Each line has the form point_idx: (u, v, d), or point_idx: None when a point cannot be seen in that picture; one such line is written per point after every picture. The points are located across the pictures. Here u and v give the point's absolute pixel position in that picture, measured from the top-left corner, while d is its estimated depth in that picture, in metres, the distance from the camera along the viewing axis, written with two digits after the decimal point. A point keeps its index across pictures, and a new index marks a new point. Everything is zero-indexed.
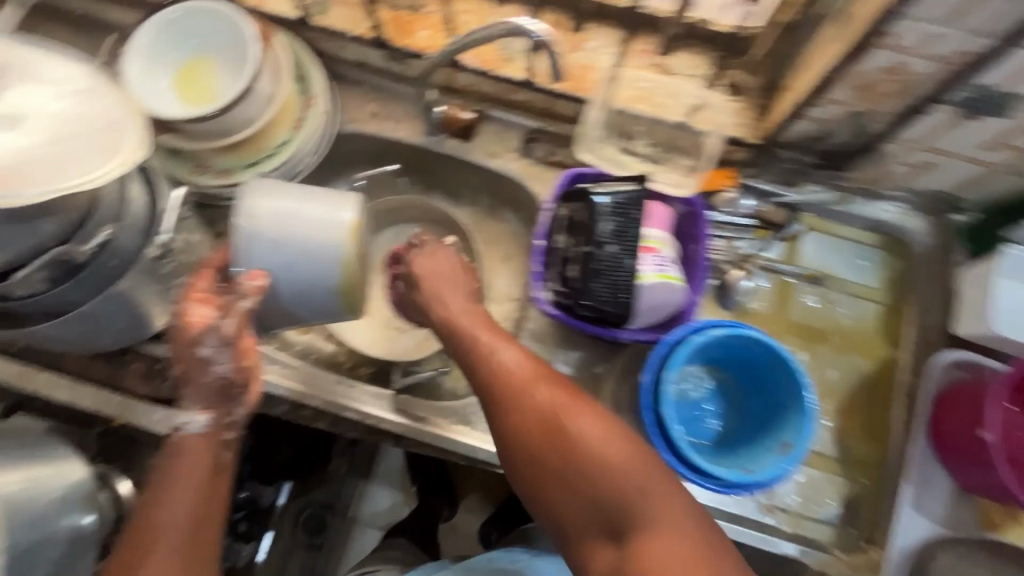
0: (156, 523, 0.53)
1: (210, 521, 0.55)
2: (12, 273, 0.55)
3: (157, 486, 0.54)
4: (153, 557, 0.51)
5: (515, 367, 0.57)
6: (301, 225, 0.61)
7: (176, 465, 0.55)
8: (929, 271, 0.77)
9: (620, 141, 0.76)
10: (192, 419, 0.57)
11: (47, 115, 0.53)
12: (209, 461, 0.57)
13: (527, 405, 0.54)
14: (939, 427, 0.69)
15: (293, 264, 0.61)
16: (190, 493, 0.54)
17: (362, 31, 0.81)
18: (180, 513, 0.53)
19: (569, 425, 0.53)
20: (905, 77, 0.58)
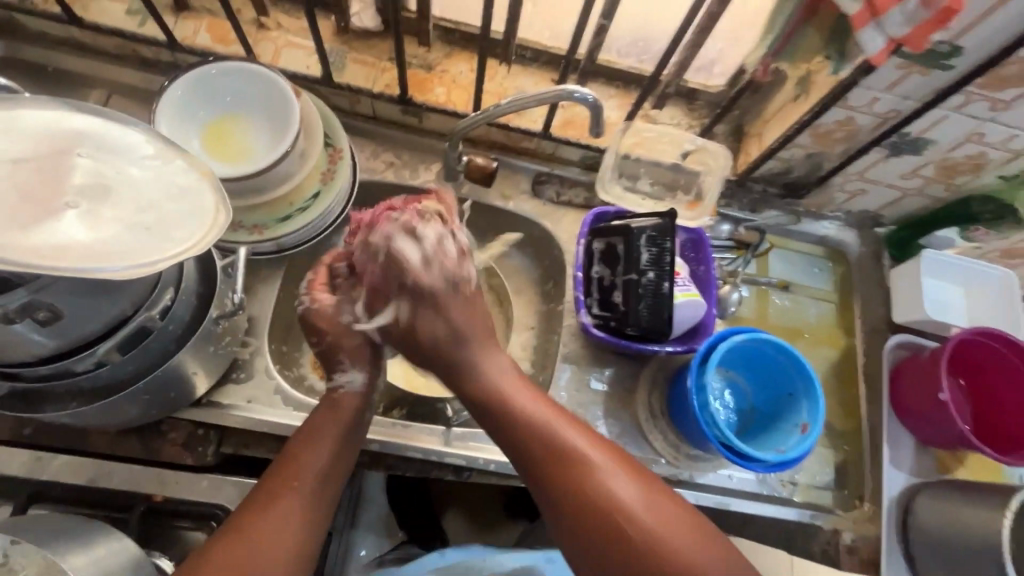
0: (301, 460, 0.58)
1: (339, 478, 0.60)
2: (85, 348, 0.53)
3: (308, 431, 0.61)
4: (293, 488, 0.56)
5: (541, 408, 0.60)
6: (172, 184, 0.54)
7: (325, 418, 0.63)
8: (865, 274, 0.96)
9: (625, 181, 0.88)
10: (352, 378, 0.67)
11: (124, 183, 0.52)
12: (348, 415, 0.64)
13: (558, 441, 0.57)
14: (899, 396, 0.86)
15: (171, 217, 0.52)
16: (335, 446, 0.61)
17: (380, 87, 0.85)
18: (321, 458, 0.59)
19: (589, 459, 0.56)
20: (852, 128, 0.76)
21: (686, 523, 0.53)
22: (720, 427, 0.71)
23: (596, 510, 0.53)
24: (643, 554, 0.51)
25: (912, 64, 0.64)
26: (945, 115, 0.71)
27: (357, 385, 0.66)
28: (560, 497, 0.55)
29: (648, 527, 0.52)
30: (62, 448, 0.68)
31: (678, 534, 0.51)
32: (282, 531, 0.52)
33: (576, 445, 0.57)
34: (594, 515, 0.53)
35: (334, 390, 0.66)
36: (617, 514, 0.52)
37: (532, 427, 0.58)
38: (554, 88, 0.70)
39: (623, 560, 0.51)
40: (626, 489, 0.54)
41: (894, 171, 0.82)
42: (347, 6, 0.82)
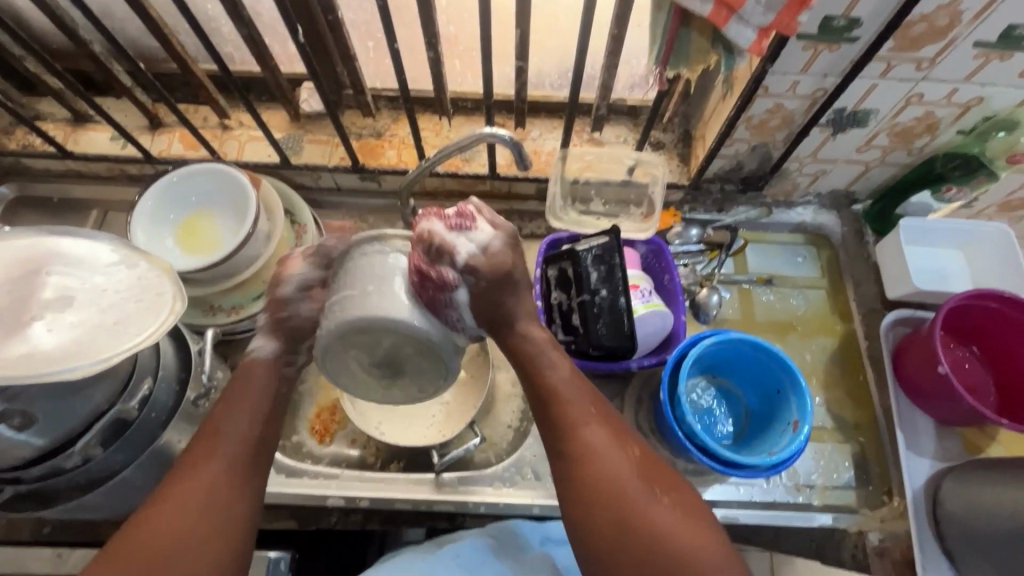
0: (219, 429, 0.58)
1: (266, 445, 0.60)
2: (72, 445, 0.58)
3: (226, 398, 0.61)
4: (212, 460, 0.56)
5: (563, 376, 0.62)
6: (137, 287, 0.59)
7: (244, 386, 0.62)
8: (852, 253, 0.92)
9: (579, 206, 0.89)
10: (259, 346, 0.64)
11: (91, 290, 0.58)
12: (273, 381, 0.63)
13: (564, 413, 0.60)
14: (904, 378, 0.80)
15: (132, 316, 0.57)
16: (245, 413, 0.60)
17: (335, 160, 0.91)
18: (241, 426, 0.59)
19: (593, 441, 0.58)
20: (784, 113, 0.75)
21: (701, 531, 0.54)
22: (699, 435, 0.69)
23: (610, 515, 0.55)
24: (654, 538, 0.53)
25: (818, 44, 0.64)
26: (874, 84, 0.69)
27: (266, 353, 0.64)
28: (582, 459, 0.57)
29: (650, 520, 0.54)
30: (78, 541, 0.74)
31: (694, 536, 0.53)
32: (205, 494, 0.54)
33: (596, 445, 0.58)
34: (606, 493, 0.56)
35: (246, 359, 0.64)
36: (628, 523, 0.54)
37: (571, 447, 0.58)
38: (478, 132, 0.73)
39: (619, 524, 0.54)
40: (638, 484, 0.56)
41: (847, 146, 0.80)
42: (294, 96, 0.90)
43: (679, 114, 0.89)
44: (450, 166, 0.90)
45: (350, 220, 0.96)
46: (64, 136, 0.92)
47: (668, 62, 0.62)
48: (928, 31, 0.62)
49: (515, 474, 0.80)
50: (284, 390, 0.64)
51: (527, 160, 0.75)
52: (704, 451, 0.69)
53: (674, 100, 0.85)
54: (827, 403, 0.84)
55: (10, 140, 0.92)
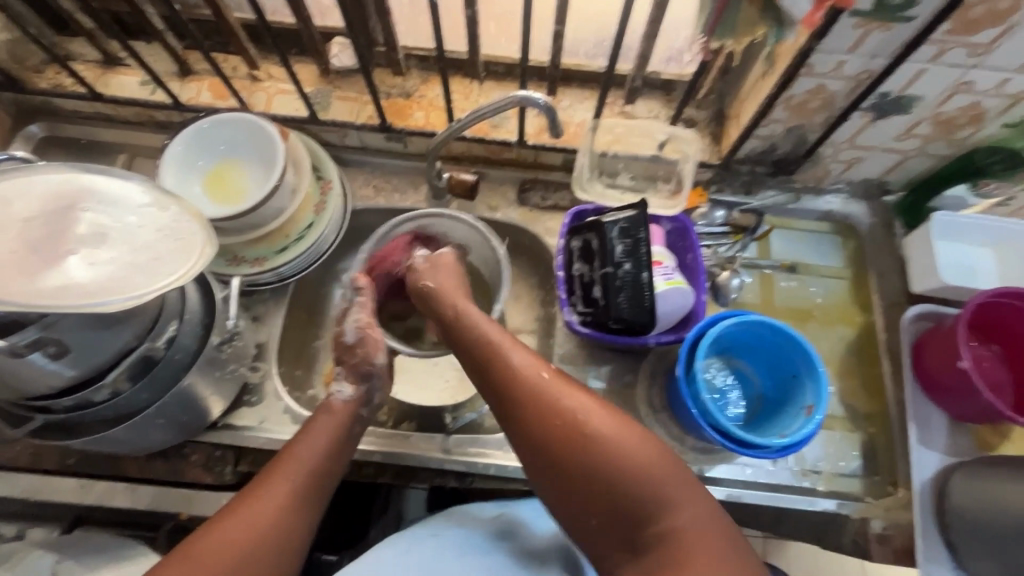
0: (294, 455, 0.63)
1: (326, 477, 0.63)
2: (101, 379, 0.60)
3: (301, 431, 0.66)
4: (285, 482, 0.60)
5: (497, 332, 0.65)
6: (171, 230, 0.60)
7: (310, 424, 0.66)
8: (879, 245, 0.91)
9: (605, 179, 0.88)
10: (342, 388, 0.69)
11: (125, 229, 0.59)
12: (341, 425, 0.67)
13: (506, 365, 0.61)
14: (924, 372, 0.79)
15: (166, 256, 0.58)
16: (320, 445, 0.64)
17: (363, 118, 0.90)
18: (314, 454, 0.63)
19: (536, 378, 0.59)
20: (826, 95, 0.73)
21: (662, 466, 0.54)
22: (713, 413, 0.69)
23: (564, 453, 0.56)
24: (607, 468, 0.54)
25: (870, 22, 0.62)
26: (923, 69, 0.67)
27: (344, 396, 0.69)
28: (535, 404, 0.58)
29: (603, 449, 0.54)
30: (100, 474, 0.76)
31: (643, 455, 0.54)
32: (264, 520, 0.57)
33: (542, 384, 0.59)
34: (552, 432, 0.56)
35: (333, 399, 0.68)
36: (584, 455, 0.55)
37: (527, 395, 0.59)
38: (512, 95, 0.72)
39: (579, 468, 0.55)
40: (582, 410, 0.57)
41: (887, 134, 0.78)
42: (324, 50, 0.88)
43: (715, 91, 0.87)
44: (478, 131, 0.89)
45: (374, 180, 0.96)
46: (94, 77, 0.92)
47: (714, 32, 0.61)
48: (987, 14, 0.59)
49: None
50: (358, 430, 0.69)
51: (560, 128, 0.74)
52: (718, 431, 0.70)
53: (711, 76, 0.83)
54: (839, 392, 0.84)
55: (42, 79, 0.92)
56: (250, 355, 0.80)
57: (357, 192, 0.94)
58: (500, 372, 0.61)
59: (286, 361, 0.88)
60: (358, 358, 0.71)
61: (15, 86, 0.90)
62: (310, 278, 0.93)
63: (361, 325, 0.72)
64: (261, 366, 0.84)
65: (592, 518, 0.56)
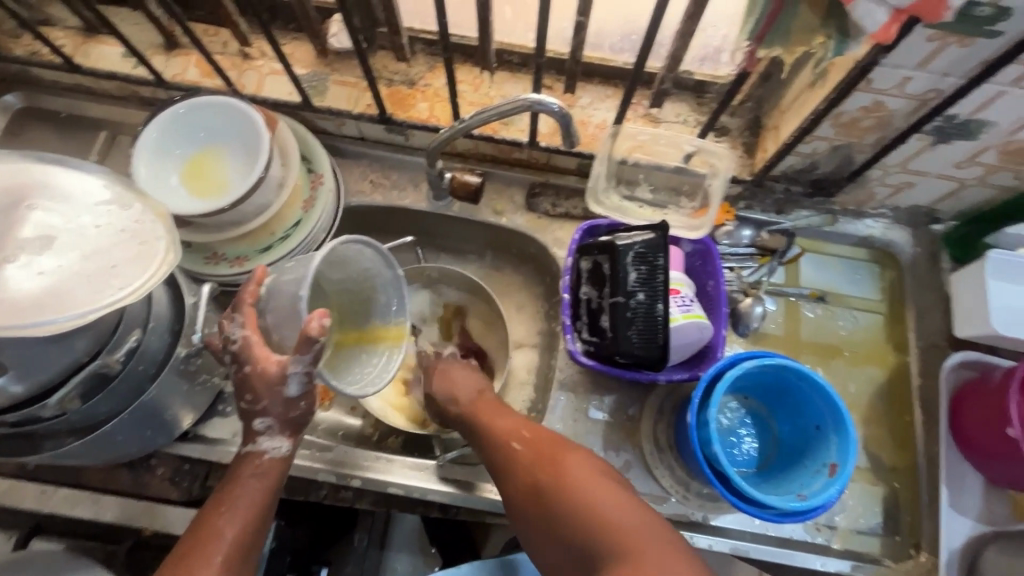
0: (212, 531, 0.55)
1: (250, 549, 0.56)
2: (49, 396, 0.54)
3: (216, 498, 0.57)
4: (202, 567, 0.53)
5: (482, 391, 0.72)
6: (130, 233, 0.54)
7: (235, 483, 0.58)
8: (921, 278, 0.82)
9: (623, 189, 0.80)
10: (278, 445, 0.59)
11: (76, 232, 0.52)
12: (263, 487, 0.58)
13: (485, 424, 0.66)
14: (964, 430, 0.71)
15: (120, 265, 0.51)
16: (238, 515, 0.56)
17: (361, 107, 0.82)
18: (234, 525, 0.55)
19: (503, 426, 0.64)
20: (882, 113, 0.64)
21: (622, 503, 0.54)
22: (724, 466, 0.62)
23: (534, 499, 0.57)
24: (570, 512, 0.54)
25: (948, 36, 0.53)
26: (1001, 92, 0.58)
27: (281, 452, 0.59)
28: (505, 455, 0.62)
29: (569, 494, 0.55)
30: (63, 481, 0.71)
31: (604, 499, 0.54)
32: None
33: (523, 442, 0.62)
34: (528, 484, 0.58)
35: (245, 453, 0.59)
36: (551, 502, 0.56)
37: (500, 443, 0.63)
38: (522, 97, 0.64)
39: (547, 514, 0.56)
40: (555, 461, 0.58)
41: (947, 160, 0.69)
42: (322, 29, 0.80)
43: (753, 98, 0.78)
44: (486, 129, 0.81)
45: (371, 174, 0.88)
46: (74, 46, 0.85)
47: (763, 38, 0.53)
48: None
49: None
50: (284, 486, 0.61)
51: (575, 135, 0.65)
52: (728, 485, 0.63)
53: (750, 82, 0.74)
54: (864, 440, 0.77)
55: (17, 45, 0.85)
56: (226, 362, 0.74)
57: (352, 186, 0.87)
58: (480, 427, 0.66)
59: None
60: (300, 411, 0.59)
61: None
62: None
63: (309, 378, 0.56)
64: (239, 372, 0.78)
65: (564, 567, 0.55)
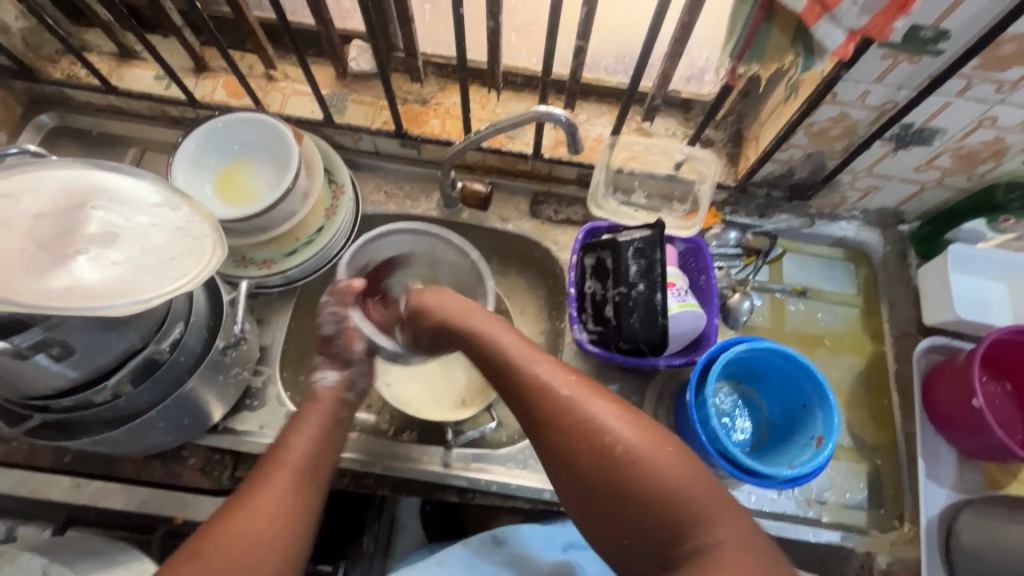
0: (283, 449, 0.59)
1: (321, 466, 0.60)
2: (104, 381, 0.59)
3: (286, 427, 0.62)
4: (276, 476, 0.56)
5: (516, 342, 0.62)
6: (184, 232, 0.59)
7: (300, 416, 0.63)
8: (892, 274, 0.90)
9: (620, 196, 0.88)
10: (325, 375, 0.67)
11: (136, 229, 0.57)
12: (327, 414, 0.64)
13: (534, 381, 0.57)
14: (936, 408, 0.78)
15: (176, 260, 0.57)
16: (305, 435, 0.61)
17: (378, 124, 0.89)
18: (302, 443, 0.60)
19: (546, 375, 0.57)
20: (848, 123, 0.73)
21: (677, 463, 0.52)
22: (722, 440, 0.68)
23: (593, 456, 0.53)
24: (633, 476, 0.51)
25: (899, 54, 0.62)
26: (948, 102, 0.67)
27: (330, 381, 0.67)
28: (552, 410, 0.55)
29: (633, 456, 0.52)
30: (97, 474, 0.75)
31: (668, 466, 0.51)
32: (270, 511, 0.53)
33: (570, 392, 0.56)
34: (581, 441, 0.54)
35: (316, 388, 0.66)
36: (612, 462, 0.52)
37: (537, 387, 0.57)
38: (531, 110, 0.71)
39: (607, 474, 0.52)
40: (607, 416, 0.54)
41: (907, 164, 0.78)
42: (343, 53, 0.88)
43: (734, 113, 0.86)
44: (494, 142, 0.89)
45: (386, 186, 0.95)
46: (109, 70, 0.91)
47: (742, 57, 0.62)
48: (1017, 52, 0.59)
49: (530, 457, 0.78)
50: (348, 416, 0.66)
51: (580, 143, 0.73)
52: (726, 458, 0.69)
53: (732, 98, 0.82)
54: (848, 421, 0.83)
55: (55, 69, 0.91)
56: (254, 359, 0.79)
57: (368, 196, 0.93)
58: (513, 374, 0.59)
59: (289, 366, 0.87)
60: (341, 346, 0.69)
61: (28, 74, 0.89)
62: (316, 281, 0.92)
63: (341, 317, 0.70)
64: (264, 370, 0.82)
65: (624, 534, 0.52)
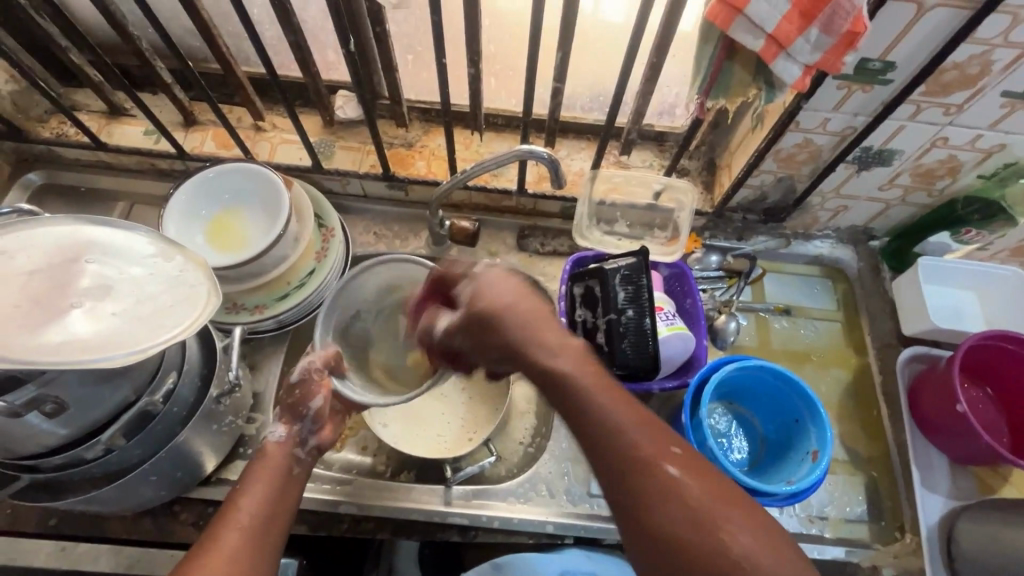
0: (235, 506, 0.55)
1: (273, 524, 0.55)
2: (96, 436, 0.58)
3: (239, 482, 0.59)
4: (222, 537, 0.52)
5: (573, 363, 0.52)
6: (179, 281, 0.60)
7: (251, 474, 0.59)
8: (868, 288, 0.94)
9: (604, 226, 0.91)
10: (275, 430, 0.64)
11: (130, 281, 0.58)
12: (284, 468, 0.61)
13: (623, 447, 0.46)
14: (924, 416, 0.80)
15: (171, 309, 0.57)
16: (257, 491, 0.57)
17: (365, 168, 0.92)
18: (252, 500, 0.56)
19: (616, 416, 0.48)
20: (812, 148, 0.77)
21: (757, 533, 0.42)
22: (720, 460, 0.69)
23: (656, 507, 0.44)
24: (696, 537, 0.42)
25: (852, 84, 0.66)
26: (902, 125, 0.71)
27: (279, 437, 0.63)
28: (604, 437, 0.47)
29: (705, 517, 0.42)
30: (83, 536, 0.72)
31: (744, 539, 0.41)
32: (220, 575, 0.49)
33: (640, 435, 0.46)
34: (643, 485, 0.44)
35: (265, 444, 0.62)
36: (672, 509, 0.43)
37: (581, 411, 0.49)
38: (515, 148, 0.75)
39: (668, 529, 0.43)
40: (675, 464, 0.45)
41: (871, 184, 0.82)
42: (329, 102, 0.91)
43: (706, 143, 0.91)
44: (478, 180, 0.92)
45: (375, 227, 0.97)
46: (98, 127, 0.93)
47: (709, 93, 0.66)
48: (959, 78, 0.64)
49: (530, 490, 0.78)
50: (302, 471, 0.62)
51: (562, 177, 0.76)
52: (726, 479, 0.69)
53: (703, 129, 0.87)
54: (840, 435, 0.85)
55: (44, 129, 0.93)
56: (247, 406, 0.78)
57: (358, 238, 0.95)
58: (570, 400, 0.50)
59: None
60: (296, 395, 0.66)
61: (16, 135, 0.90)
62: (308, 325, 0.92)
63: (309, 369, 0.67)
64: (257, 417, 0.81)
65: None
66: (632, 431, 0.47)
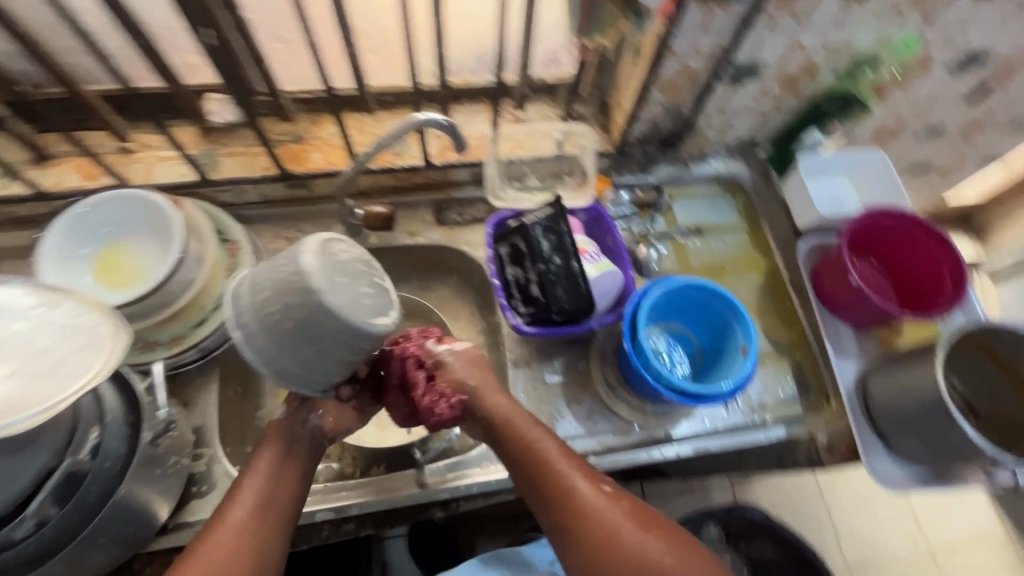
0: (236, 493, 0.61)
1: (276, 501, 0.61)
2: (20, 512, 0.52)
3: (246, 463, 0.64)
4: (230, 512, 0.59)
5: (507, 406, 0.69)
6: (74, 326, 0.54)
7: (260, 452, 0.64)
8: (763, 194, 1.02)
9: (515, 184, 0.92)
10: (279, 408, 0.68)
11: (14, 337, 0.52)
12: (281, 447, 0.65)
13: (540, 457, 0.65)
14: (828, 295, 0.90)
15: (73, 356, 0.52)
16: (259, 471, 0.63)
17: (259, 172, 0.87)
18: (257, 479, 0.62)
19: (531, 435, 0.67)
20: (690, 72, 0.82)
21: (642, 528, 0.59)
22: (665, 376, 0.74)
23: (568, 509, 0.61)
24: (593, 522, 0.60)
25: (712, 4, 0.71)
26: (761, 38, 0.77)
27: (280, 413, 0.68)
28: (526, 457, 0.65)
29: (601, 514, 0.60)
30: None
31: (625, 522, 0.59)
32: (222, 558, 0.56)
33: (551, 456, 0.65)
34: (551, 489, 0.63)
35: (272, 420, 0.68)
36: (572, 504, 0.61)
37: (516, 444, 0.66)
38: (409, 120, 0.73)
39: (571, 520, 0.61)
40: (575, 475, 0.63)
41: (746, 97, 0.89)
42: (201, 109, 0.84)
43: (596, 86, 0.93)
44: (382, 162, 0.90)
45: (283, 232, 0.92)
46: None
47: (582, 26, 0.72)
48: None
49: None
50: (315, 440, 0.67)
51: (463, 141, 0.75)
52: (675, 392, 0.74)
53: (589, 73, 0.89)
54: (763, 329, 0.93)
55: None
56: (190, 443, 0.73)
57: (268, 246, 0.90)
58: (500, 435, 0.68)
59: (230, 441, 0.82)
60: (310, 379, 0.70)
61: None
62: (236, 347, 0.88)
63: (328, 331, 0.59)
64: (204, 451, 0.77)
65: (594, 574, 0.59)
66: (543, 449, 0.65)
